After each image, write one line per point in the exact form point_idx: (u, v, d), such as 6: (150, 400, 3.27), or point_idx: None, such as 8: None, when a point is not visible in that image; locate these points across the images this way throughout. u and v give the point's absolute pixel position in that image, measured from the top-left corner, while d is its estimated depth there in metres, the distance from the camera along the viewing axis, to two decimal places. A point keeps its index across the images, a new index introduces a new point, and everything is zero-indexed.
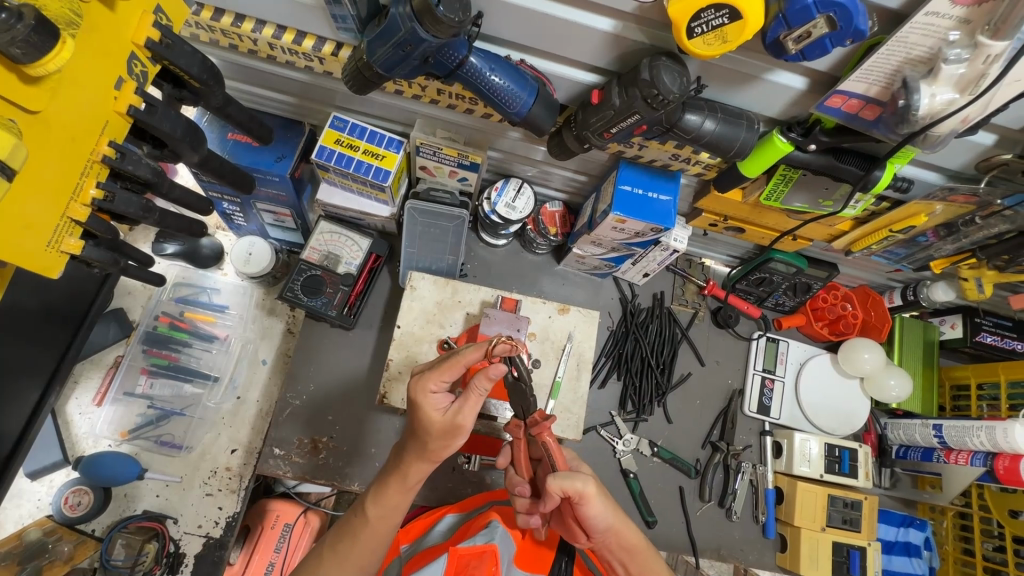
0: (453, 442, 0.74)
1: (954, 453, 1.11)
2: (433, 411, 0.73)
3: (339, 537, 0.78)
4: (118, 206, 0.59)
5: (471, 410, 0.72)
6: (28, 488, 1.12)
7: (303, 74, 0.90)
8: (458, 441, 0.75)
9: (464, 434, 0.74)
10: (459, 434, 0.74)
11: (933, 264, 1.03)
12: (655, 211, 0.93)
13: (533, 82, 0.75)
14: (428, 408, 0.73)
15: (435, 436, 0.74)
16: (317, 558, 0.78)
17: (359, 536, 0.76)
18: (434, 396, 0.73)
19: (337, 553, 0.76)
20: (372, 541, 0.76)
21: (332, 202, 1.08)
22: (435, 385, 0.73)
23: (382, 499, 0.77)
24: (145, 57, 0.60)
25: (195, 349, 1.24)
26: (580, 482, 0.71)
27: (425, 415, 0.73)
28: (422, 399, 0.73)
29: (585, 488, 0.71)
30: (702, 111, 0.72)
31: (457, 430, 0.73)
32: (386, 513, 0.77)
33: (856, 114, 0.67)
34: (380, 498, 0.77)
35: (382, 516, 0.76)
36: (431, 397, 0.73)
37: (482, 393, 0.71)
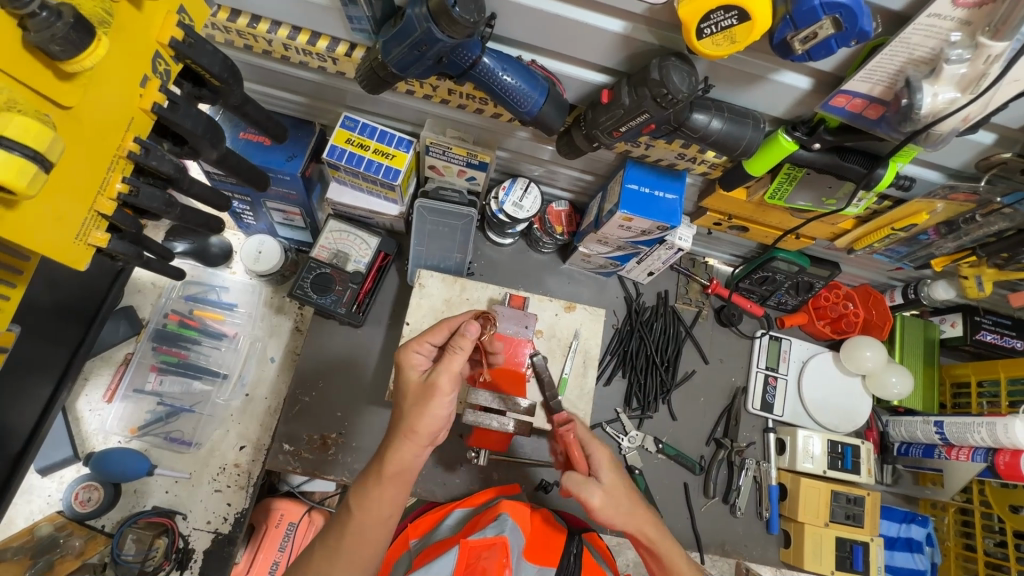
0: (428, 408, 0.72)
1: (955, 449, 1.13)
2: (414, 371, 0.77)
3: (328, 534, 0.73)
4: (142, 201, 0.61)
5: (447, 368, 0.73)
6: (39, 484, 1.13)
7: (316, 74, 0.92)
8: (431, 407, 0.72)
9: (435, 394, 0.72)
10: (432, 394, 0.72)
11: (934, 262, 1.04)
12: (661, 210, 0.95)
13: (543, 82, 0.77)
14: (409, 367, 0.77)
15: (411, 401, 0.74)
16: (306, 555, 0.74)
17: (347, 533, 0.71)
18: (419, 358, 0.78)
19: (326, 550, 0.71)
20: (360, 541, 0.71)
21: (342, 200, 1.09)
22: (420, 349, 0.79)
23: (371, 496, 0.71)
24: (169, 56, 0.62)
25: (204, 347, 1.25)
26: (589, 494, 0.75)
27: (406, 375, 0.77)
28: (406, 358, 0.78)
29: (592, 501, 0.74)
30: (709, 111, 0.74)
31: (431, 390, 0.72)
32: (379, 509, 0.72)
33: (860, 113, 0.69)
34: (367, 497, 0.71)
35: (377, 511, 0.72)
36: (415, 357, 0.78)
37: (459, 350, 0.73)
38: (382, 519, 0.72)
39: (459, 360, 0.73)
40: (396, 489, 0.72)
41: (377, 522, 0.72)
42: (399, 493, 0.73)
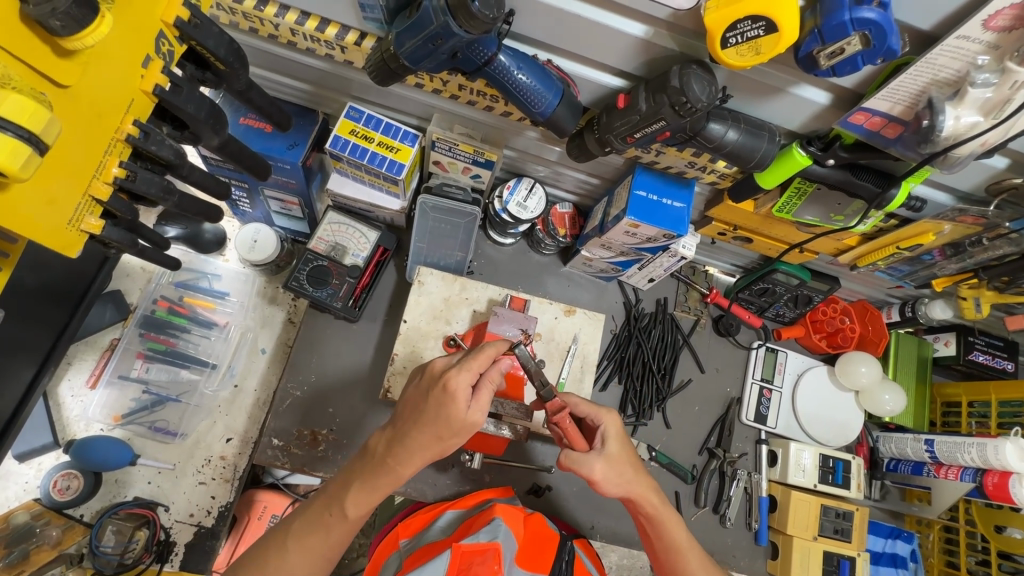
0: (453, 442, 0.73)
1: (944, 468, 1.14)
2: (461, 402, 0.70)
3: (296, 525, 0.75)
4: (139, 186, 0.58)
5: (484, 405, 0.73)
6: (16, 470, 1.09)
7: (322, 62, 0.89)
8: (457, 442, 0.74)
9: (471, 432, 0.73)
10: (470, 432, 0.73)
11: (936, 282, 1.04)
12: (668, 217, 0.94)
13: (558, 83, 0.75)
14: (456, 399, 0.70)
15: (450, 435, 0.71)
16: (279, 548, 0.73)
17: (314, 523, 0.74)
18: (468, 390, 0.71)
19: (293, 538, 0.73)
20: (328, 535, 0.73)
21: (342, 192, 1.07)
22: (469, 377, 0.71)
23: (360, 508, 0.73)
24: (172, 36, 0.59)
25: (193, 335, 1.23)
26: (589, 466, 0.77)
27: (456, 409, 0.70)
28: (460, 390, 0.70)
29: (590, 474, 0.77)
30: (725, 121, 0.72)
31: (470, 428, 0.72)
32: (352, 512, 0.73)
33: (877, 132, 0.68)
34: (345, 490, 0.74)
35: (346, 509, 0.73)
36: (463, 389, 0.71)
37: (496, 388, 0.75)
38: (343, 517, 0.74)
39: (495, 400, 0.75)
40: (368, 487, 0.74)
41: (340, 515, 0.74)
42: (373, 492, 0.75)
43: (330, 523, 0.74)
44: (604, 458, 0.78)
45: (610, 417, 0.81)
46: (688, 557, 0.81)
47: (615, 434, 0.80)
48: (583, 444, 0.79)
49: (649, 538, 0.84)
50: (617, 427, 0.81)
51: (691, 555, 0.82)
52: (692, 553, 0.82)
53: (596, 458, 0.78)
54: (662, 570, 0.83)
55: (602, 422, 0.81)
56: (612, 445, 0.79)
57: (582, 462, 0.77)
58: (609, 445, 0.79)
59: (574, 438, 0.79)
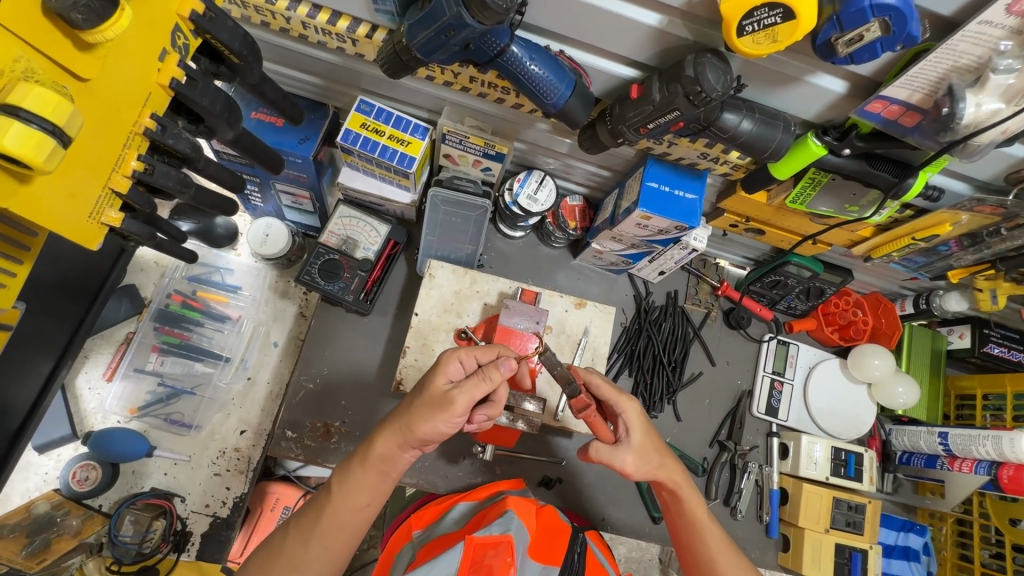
0: (437, 422, 0.72)
1: (958, 460, 1.14)
2: (444, 374, 0.74)
3: (303, 515, 0.76)
4: (157, 179, 0.59)
5: (466, 389, 0.71)
6: (36, 461, 1.12)
7: (333, 55, 0.89)
8: (436, 421, 0.72)
9: (445, 410, 0.71)
10: (443, 410, 0.71)
11: (952, 273, 1.03)
12: (680, 209, 0.93)
13: (570, 74, 0.74)
14: (441, 369, 0.75)
15: (423, 405, 0.73)
16: (280, 540, 0.75)
17: (322, 515, 0.74)
18: (457, 367, 0.76)
19: (301, 530, 0.74)
20: (337, 524, 0.74)
21: (353, 185, 1.07)
22: (465, 359, 0.76)
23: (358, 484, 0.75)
24: (188, 30, 0.59)
25: (207, 329, 1.23)
26: (618, 459, 0.78)
27: (434, 378, 0.74)
28: (446, 362, 0.76)
29: (620, 466, 0.78)
30: (740, 111, 0.72)
31: (444, 405, 0.72)
32: (356, 496, 0.75)
33: (895, 120, 0.67)
34: (350, 479, 0.75)
35: (355, 494, 0.75)
36: (452, 363, 0.75)
37: (487, 379, 0.72)
38: (359, 507, 0.75)
39: (481, 388, 0.71)
40: (375, 476, 0.76)
41: (356, 505, 0.75)
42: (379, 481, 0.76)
43: (329, 511, 0.74)
44: (632, 448, 0.79)
45: (628, 404, 0.80)
46: (708, 538, 0.82)
47: (638, 422, 0.80)
48: (608, 435, 0.79)
49: (672, 518, 0.85)
50: (640, 413, 0.81)
51: (711, 534, 0.82)
52: (712, 532, 0.82)
53: (625, 450, 0.78)
54: (686, 554, 0.84)
55: (623, 409, 0.80)
56: (637, 434, 0.80)
57: (612, 456, 0.78)
58: (635, 435, 0.80)
59: (600, 429, 0.79)
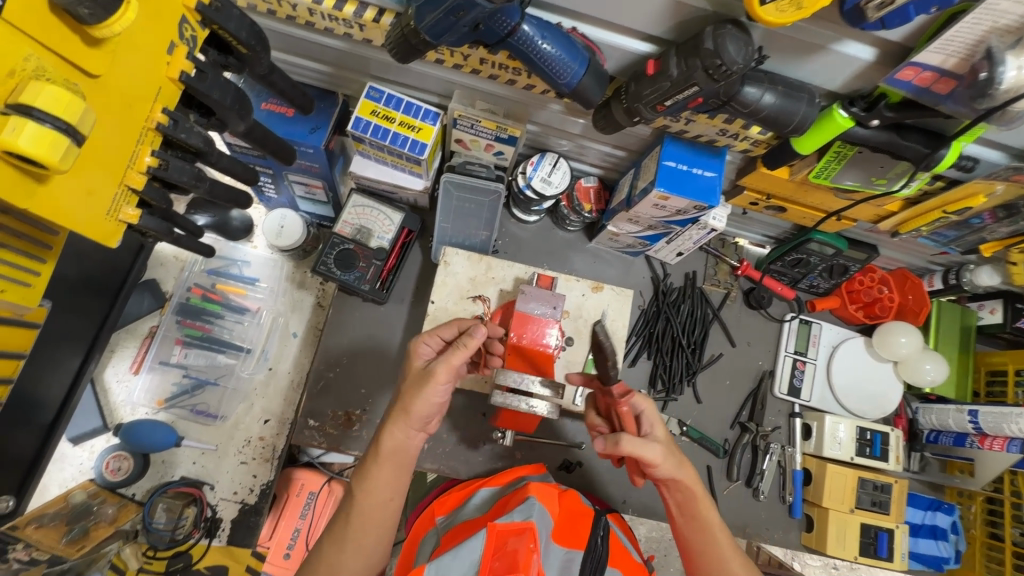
0: (428, 398, 0.76)
1: (988, 439, 1.10)
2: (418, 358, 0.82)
3: (333, 523, 0.78)
4: (171, 174, 0.59)
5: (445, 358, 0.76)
6: (71, 453, 1.15)
7: (341, 42, 0.88)
8: (426, 393, 0.76)
9: (430, 381, 0.75)
10: (429, 381, 0.75)
11: (983, 247, 0.99)
12: (698, 188, 0.91)
13: (584, 52, 0.72)
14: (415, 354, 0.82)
15: (410, 385, 0.78)
16: (317, 549, 0.77)
17: (351, 518, 0.76)
18: (428, 347, 0.83)
19: (334, 536, 0.76)
20: (365, 522, 0.76)
21: (366, 174, 1.07)
22: (430, 341, 0.83)
23: (374, 478, 0.77)
24: (195, 21, 0.59)
25: (227, 321, 1.25)
26: (646, 452, 0.76)
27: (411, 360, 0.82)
28: (415, 346, 0.83)
29: (648, 459, 0.76)
30: (762, 84, 0.69)
31: (428, 377, 0.76)
32: (378, 491, 0.77)
33: (927, 88, 0.63)
34: (366, 480, 0.77)
35: (374, 491, 0.77)
36: (422, 346, 0.82)
37: (463, 346, 0.76)
38: (382, 502, 0.77)
39: (459, 355, 0.76)
40: (391, 468, 0.78)
41: (377, 503, 0.77)
42: (395, 472, 0.78)
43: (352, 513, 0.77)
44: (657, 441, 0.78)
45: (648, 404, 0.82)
46: (716, 538, 0.81)
47: (660, 419, 0.82)
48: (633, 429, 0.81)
49: (677, 522, 0.84)
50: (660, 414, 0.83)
51: (722, 535, 0.82)
52: (722, 535, 0.82)
53: (653, 443, 0.77)
54: (695, 560, 0.82)
55: (646, 407, 0.81)
56: (659, 430, 0.81)
57: (642, 448, 0.76)
58: (658, 430, 0.80)
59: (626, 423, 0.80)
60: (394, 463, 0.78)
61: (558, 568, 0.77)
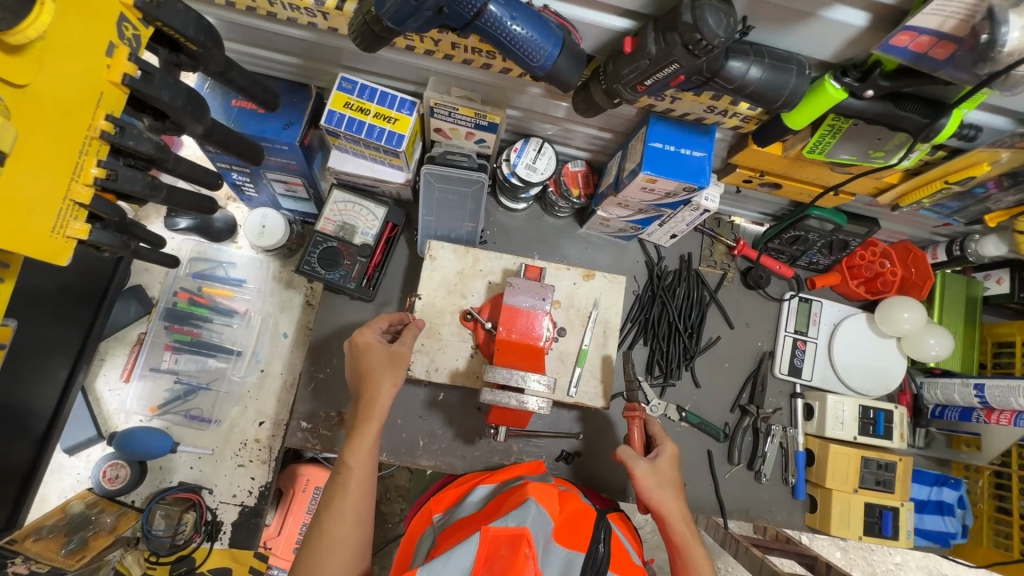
0: (398, 371, 0.88)
1: (995, 413, 1.08)
2: (375, 344, 0.89)
3: (330, 500, 0.80)
4: (122, 185, 0.56)
5: (406, 339, 0.92)
6: (67, 463, 1.15)
7: (306, 32, 0.84)
8: (399, 370, 0.88)
9: (403, 360, 0.89)
10: (402, 359, 0.89)
11: (988, 218, 0.95)
12: (687, 169, 0.87)
13: (557, 31, 0.68)
14: (370, 344, 0.89)
15: (386, 365, 0.88)
16: (318, 528, 0.78)
17: (350, 480, 0.81)
18: (375, 332, 0.92)
19: (333, 508, 0.79)
20: (364, 481, 0.82)
21: (344, 169, 1.03)
22: (371, 331, 0.92)
23: (361, 439, 0.83)
24: (136, 18, 0.56)
25: (216, 324, 1.24)
26: (634, 466, 0.87)
27: (364, 338, 0.90)
28: (363, 335, 0.90)
29: (632, 470, 0.87)
30: (747, 57, 0.65)
31: (399, 358, 0.89)
32: (366, 454, 0.83)
33: (925, 54, 0.59)
34: (356, 440, 0.83)
35: (364, 448, 0.83)
36: (373, 337, 0.91)
37: (416, 325, 0.94)
38: (371, 460, 0.83)
39: (413, 334, 0.93)
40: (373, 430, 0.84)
41: (366, 465, 0.82)
42: (375, 434, 0.85)
43: (348, 479, 0.81)
44: (649, 466, 0.88)
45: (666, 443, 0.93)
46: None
47: (670, 456, 0.91)
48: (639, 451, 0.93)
49: (670, 562, 0.86)
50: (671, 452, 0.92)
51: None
52: None
53: (645, 461, 0.88)
54: None
55: (660, 444, 0.93)
56: (664, 463, 0.90)
57: (632, 458, 0.88)
58: (660, 463, 0.90)
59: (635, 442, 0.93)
60: (374, 426, 0.84)
61: (560, 568, 0.75)
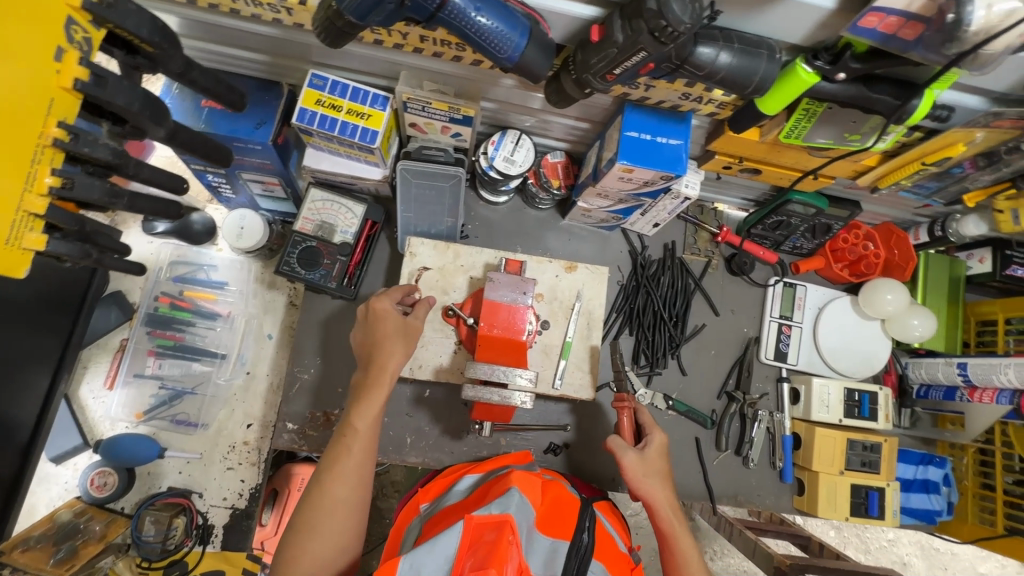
0: (409, 345, 0.89)
1: (978, 391, 1.08)
2: (390, 316, 0.89)
3: (327, 462, 0.80)
4: (78, 192, 0.58)
5: (419, 313, 0.92)
6: (54, 472, 1.15)
7: (272, 28, 0.82)
8: (411, 344, 0.89)
9: (416, 334, 0.90)
10: (416, 333, 0.90)
11: (967, 197, 0.94)
12: (663, 157, 0.86)
13: (524, 20, 0.67)
14: (385, 314, 0.89)
15: (400, 337, 0.88)
16: (317, 485, 0.78)
17: (352, 442, 0.80)
18: (390, 300, 0.91)
19: (332, 467, 0.79)
20: (366, 445, 0.81)
21: (320, 167, 1.02)
22: (386, 301, 0.91)
23: (370, 401, 0.83)
24: (86, 21, 0.55)
25: (199, 328, 1.22)
26: (622, 453, 0.88)
27: (380, 306, 0.89)
28: (380, 303, 0.89)
29: (619, 457, 0.88)
30: (716, 42, 0.64)
31: (412, 332, 0.89)
32: (372, 416, 0.82)
33: (894, 34, 0.59)
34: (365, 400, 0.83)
35: (371, 412, 0.82)
36: (388, 306, 0.90)
37: (429, 302, 0.95)
38: (376, 421, 0.83)
39: (425, 308, 0.93)
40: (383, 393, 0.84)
41: (371, 425, 0.82)
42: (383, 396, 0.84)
43: (350, 441, 0.81)
44: (637, 454, 0.88)
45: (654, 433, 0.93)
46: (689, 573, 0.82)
47: (659, 446, 0.91)
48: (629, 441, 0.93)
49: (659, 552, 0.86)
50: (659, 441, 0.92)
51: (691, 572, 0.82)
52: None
53: (633, 450, 0.89)
54: None
55: (648, 433, 0.93)
56: (652, 451, 0.90)
57: (620, 446, 0.89)
58: (649, 452, 0.90)
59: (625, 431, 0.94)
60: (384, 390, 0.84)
61: (544, 559, 0.75)
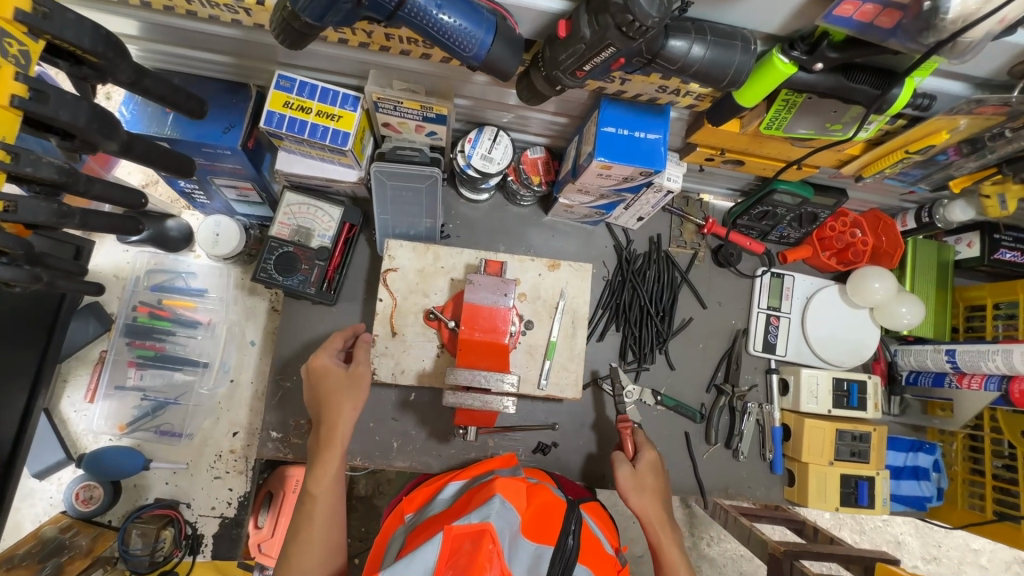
0: (357, 394, 0.91)
1: (967, 377, 1.08)
2: (335, 367, 0.92)
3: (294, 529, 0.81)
4: (23, 216, 0.55)
5: (362, 357, 0.95)
6: (39, 487, 1.14)
7: (233, 29, 0.79)
8: (360, 392, 0.91)
9: (363, 380, 0.92)
10: (360, 381, 0.92)
11: (953, 183, 0.92)
12: (641, 152, 0.84)
13: (489, 16, 0.64)
14: (328, 369, 0.92)
15: (349, 387, 0.91)
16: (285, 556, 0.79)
17: (316, 502, 0.82)
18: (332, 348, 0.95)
19: (298, 534, 0.80)
20: (329, 506, 0.83)
21: (293, 171, 0.99)
22: (329, 353, 0.94)
23: (323, 463, 0.85)
24: (20, 33, 0.54)
25: (180, 336, 1.19)
26: (618, 467, 0.89)
27: (322, 359, 0.93)
28: (319, 359, 0.93)
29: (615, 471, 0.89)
30: (689, 34, 0.62)
31: (358, 379, 0.92)
32: (330, 478, 0.84)
33: (871, 23, 0.56)
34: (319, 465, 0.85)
35: (327, 473, 0.84)
36: (329, 360, 0.93)
37: (370, 341, 0.97)
38: (336, 481, 0.85)
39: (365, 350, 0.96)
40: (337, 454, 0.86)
41: (330, 489, 0.84)
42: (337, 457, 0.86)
43: (313, 507, 0.82)
44: (629, 469, 0.90)
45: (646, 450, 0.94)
46: None
47: (652, 463, 0.92)
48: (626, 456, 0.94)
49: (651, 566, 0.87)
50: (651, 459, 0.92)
51: None
52: None
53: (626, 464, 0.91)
54: None
55: (641, 451, 0.94)
56: (647, 468, 0.91)
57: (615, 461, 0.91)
58: (644, 468, 0.91)
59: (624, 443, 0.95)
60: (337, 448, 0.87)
61: (528, 564, 0.74)
